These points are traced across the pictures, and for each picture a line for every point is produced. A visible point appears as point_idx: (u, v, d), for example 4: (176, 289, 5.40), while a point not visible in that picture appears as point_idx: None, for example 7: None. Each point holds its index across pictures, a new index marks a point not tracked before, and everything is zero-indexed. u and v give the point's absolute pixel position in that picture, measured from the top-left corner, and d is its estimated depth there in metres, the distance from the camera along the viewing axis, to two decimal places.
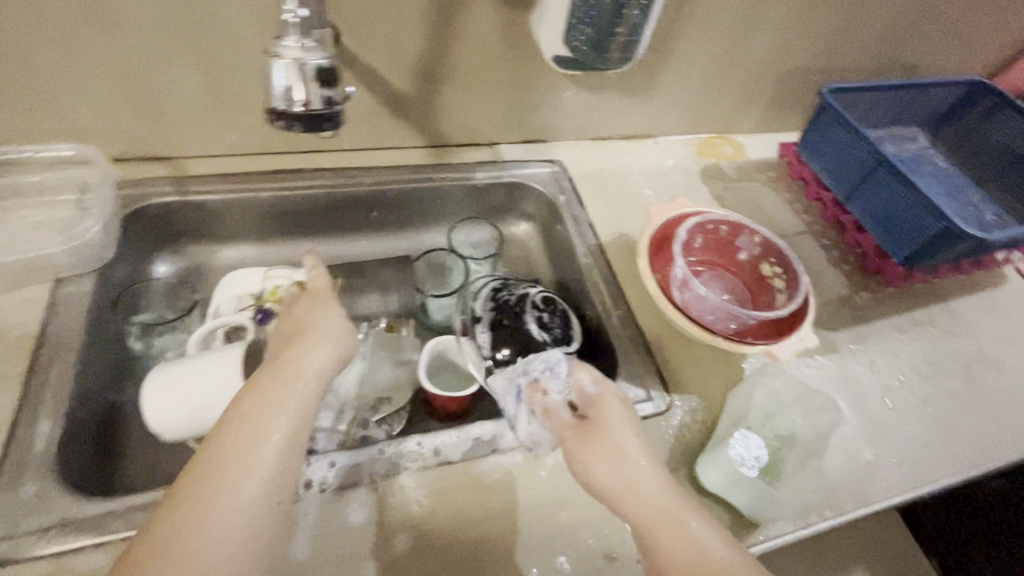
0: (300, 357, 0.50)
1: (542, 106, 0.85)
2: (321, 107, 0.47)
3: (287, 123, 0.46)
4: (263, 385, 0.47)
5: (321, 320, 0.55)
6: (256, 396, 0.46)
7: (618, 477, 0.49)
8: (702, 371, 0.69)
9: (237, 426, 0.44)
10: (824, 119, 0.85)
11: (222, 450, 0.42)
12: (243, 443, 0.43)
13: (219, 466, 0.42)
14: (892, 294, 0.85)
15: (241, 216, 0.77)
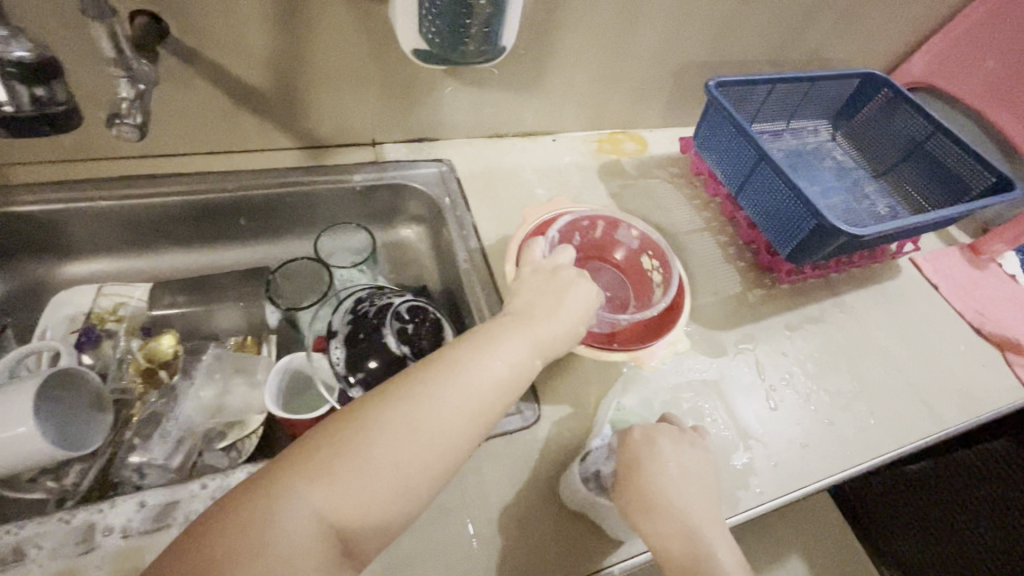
0: (484, 360, 0.45)
1: (423, 104, 0.81)
2: (29, 109, 0.45)
3: None
4: (457, 380, 0.43)
5: (562, 293, 0.52)
6: (446, 399, 0.42)
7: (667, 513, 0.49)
8: (577, 379, 0.66)
9: (400, 418, 0.41)
10: (713, 114, 0.84)
11: (382, 440, 0.40)
12: (401, 436, 0.40)
13: (363, 457, 0.39)
14: (785, 289, 0.84)
15: (82, 227, 0.70)
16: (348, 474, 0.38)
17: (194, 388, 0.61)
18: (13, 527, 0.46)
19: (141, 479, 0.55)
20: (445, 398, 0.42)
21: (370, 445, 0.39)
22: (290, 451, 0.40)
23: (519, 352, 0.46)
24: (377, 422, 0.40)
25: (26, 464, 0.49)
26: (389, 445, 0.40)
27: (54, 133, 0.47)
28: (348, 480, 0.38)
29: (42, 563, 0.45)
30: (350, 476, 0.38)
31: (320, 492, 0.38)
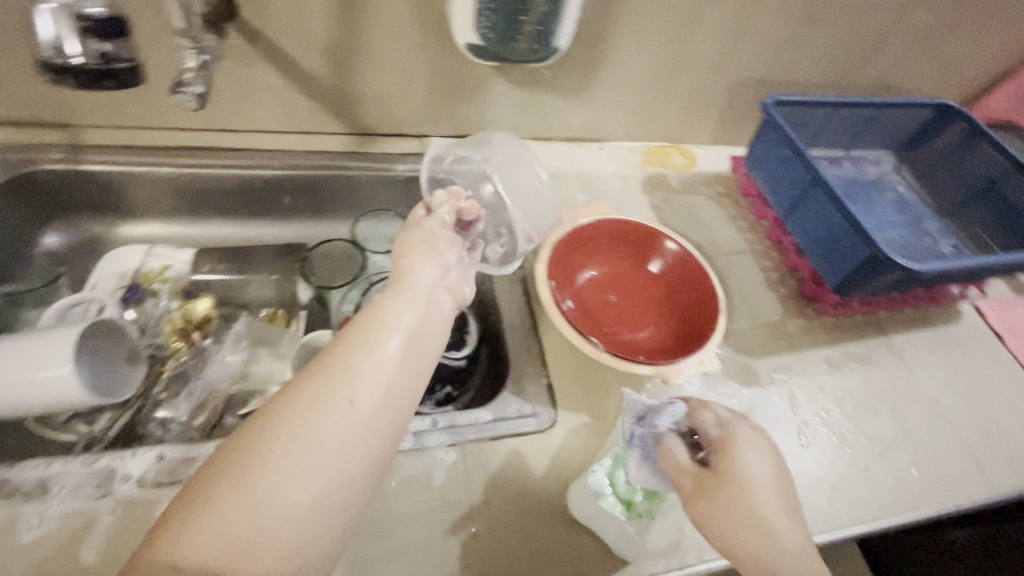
0: (358, 355, 0.39)
1: (470, 101, 0.81)
2: (90, 61, 0.47)
3: (57, 74, 0.47)
4: (328, 386, 0.38)
5: (425, 273, 0.48)
6: (322, 412, 0.36)
7: (753, 521, 0.42)
8: (597, 390, 0.64)
9: (267, 449, 0.34)
10: (766, 134, 0.81)
11: (246, 478, 0.33)
12: (271, 469, 0.34)
13: (226, 503, 0.33)
14: (828, 323, 0.79)
15: (139, 191, 0.74)
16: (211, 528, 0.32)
17: (223, 354, 0.63)
18: (41, 462, 0.48)
19: (163, 433, 0.57)
20: (322, 407, 0.36)
21: (233, 489, 0.33)
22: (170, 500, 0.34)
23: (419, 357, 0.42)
24: (238, 458, 0.34)
25: (61, 404, 0.51)
26: (266, 479, 0.34)
27: (116, 86, 0.49)
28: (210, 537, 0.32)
29: (61, 500, 0.46)
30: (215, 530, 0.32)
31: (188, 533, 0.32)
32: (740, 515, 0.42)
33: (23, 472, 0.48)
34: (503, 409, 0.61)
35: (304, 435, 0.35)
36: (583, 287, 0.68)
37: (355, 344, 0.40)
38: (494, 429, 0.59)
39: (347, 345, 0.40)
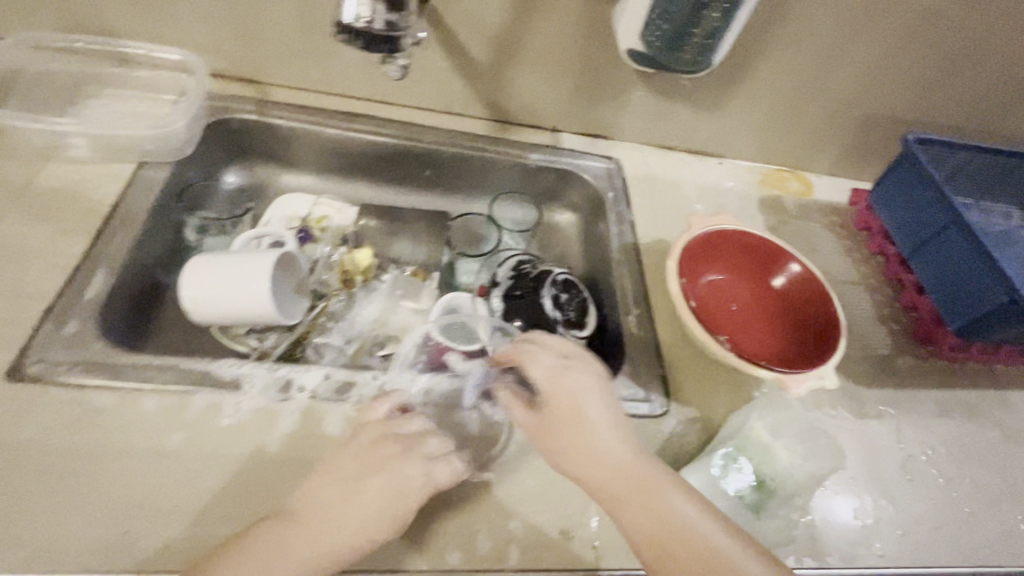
0: (359, 481, 0.47)
1: (608, 103, 0.86)
2: (382, 28, 0.52)
3: (351, 37, 0.52)
4: (332, 493, 0.47)
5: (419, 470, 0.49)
6: (323, 517, 0.45)
7: (616, 474, 0.51)
8: (707, 389, 0.66)
9: (270, 536, 0.44)
10: (902, 171, 0.81)
11: (249, 556, 0.43)
12: (275, 554, 0.43)
13: (239, 565, 0.42)
14: (941, 367, 0.78)
15: (306, 147, 0.82)
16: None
17: (370, 300, 0.70)
18: (233, 362, 0.56)
19: (319, 357, 0.65)
20: (327, 510, 0.46)
21: (243, 557, 0.43)
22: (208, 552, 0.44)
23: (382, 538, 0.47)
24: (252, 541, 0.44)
25: (253, 317, 0.60)
26: (273, 562, 0.43)
27: (391, 54, 0.54)
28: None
29: (252, 397, 0.54)
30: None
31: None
32: (675, 509, 0.49)
33: (220, 367, 0.55)
34: (618, 390, 0.64)
35: (302, 530, 0.45)
36: (705, 289, 0.71)
37: (364, 458, 0.49)
38: None
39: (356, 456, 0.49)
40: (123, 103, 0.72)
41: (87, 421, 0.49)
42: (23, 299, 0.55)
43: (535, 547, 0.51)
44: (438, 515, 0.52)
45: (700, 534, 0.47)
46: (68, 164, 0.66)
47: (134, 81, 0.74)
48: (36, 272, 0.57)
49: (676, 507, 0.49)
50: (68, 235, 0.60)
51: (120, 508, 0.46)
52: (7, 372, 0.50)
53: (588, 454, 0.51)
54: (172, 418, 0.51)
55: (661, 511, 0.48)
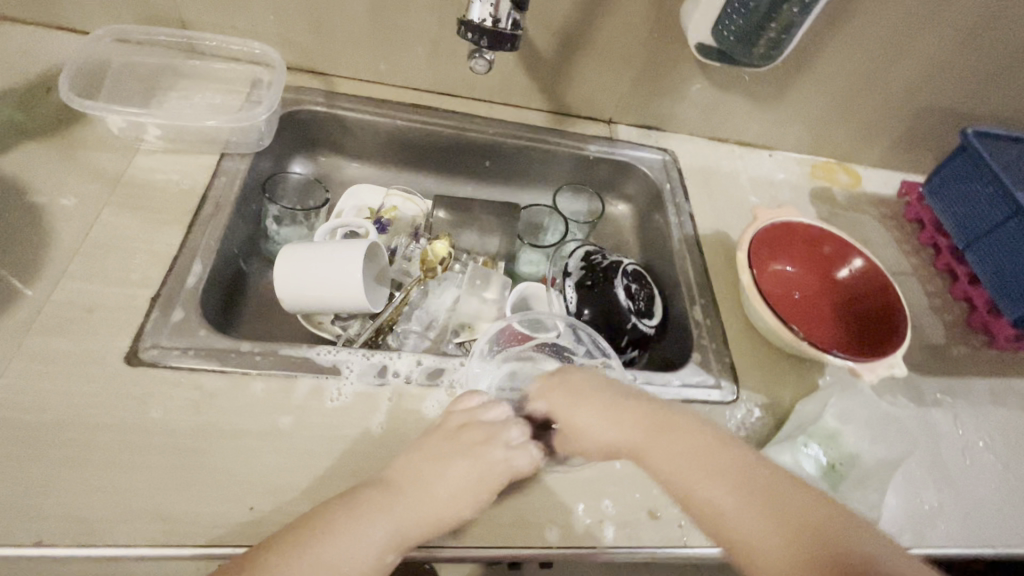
0: (448, 459, 0.48)
1: (666, 95, 0.87)
2: (506, 26, 0.57)
3: (477, 35, 0.57)
4: (424, 472, 0.48)
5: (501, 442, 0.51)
6: (418, 491, 0.46)
7: (698, 472, 0.43)
8: (774, 376, 0.68)
9: (367, 507, 0.45)
10: (959, 163, 0.82)
11: (348, 520, 0.44)
12: (369, 522, 0.44)
13: (339, 531, 0.43)
14: (994, 356, 0.80)
15: (371, 139, 0.84)
16: (316, 550, 0.42)
17: (444, 289, 0.72)
18: (329, 349, 0.58)
19: (401, 344, 0.67)
20: (422, 481, 0.47)
21: (342, 518, 0.44)
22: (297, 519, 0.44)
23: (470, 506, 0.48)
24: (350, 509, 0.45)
25: (342, 304, 0.62)
26: (368, 525, 0.44)
27: (511, 49, 0.59)
28: (315, 550, 0.42)
29: (351, 381, 0.56)
30: (312, 552, 0.42)
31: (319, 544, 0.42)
32: (762, 498, 0.41)
33: (318, 354, 0.57)
34: (690, 377, 0.66)
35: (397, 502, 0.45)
36: (770, 279, 0.74)
37: (452, 438, 0.50)
38: (684, 393, 0.64)
39: (447, 435, 0.50)
40: (202, 95, 0.74)
41: (204, 402, 0.52)
42: (131, 286, 0.57)
43: (625, 524, 0.54)
44: (532, 495, 0.54)
45: (794, 522, 0.39)
46: (155, 155, 0.68)
47: (210, 73, 0.76)
48: (141, 260, 0.59)
49: (767, 496, 0.41)
50: (164, 224, 0.62)
51: (242, 485, 0.48)
52: (125, 356, 0.53)
53: (655, 466, 0.45)
54: (280, 401, 0.54)
55: (749, 501, 0.41)
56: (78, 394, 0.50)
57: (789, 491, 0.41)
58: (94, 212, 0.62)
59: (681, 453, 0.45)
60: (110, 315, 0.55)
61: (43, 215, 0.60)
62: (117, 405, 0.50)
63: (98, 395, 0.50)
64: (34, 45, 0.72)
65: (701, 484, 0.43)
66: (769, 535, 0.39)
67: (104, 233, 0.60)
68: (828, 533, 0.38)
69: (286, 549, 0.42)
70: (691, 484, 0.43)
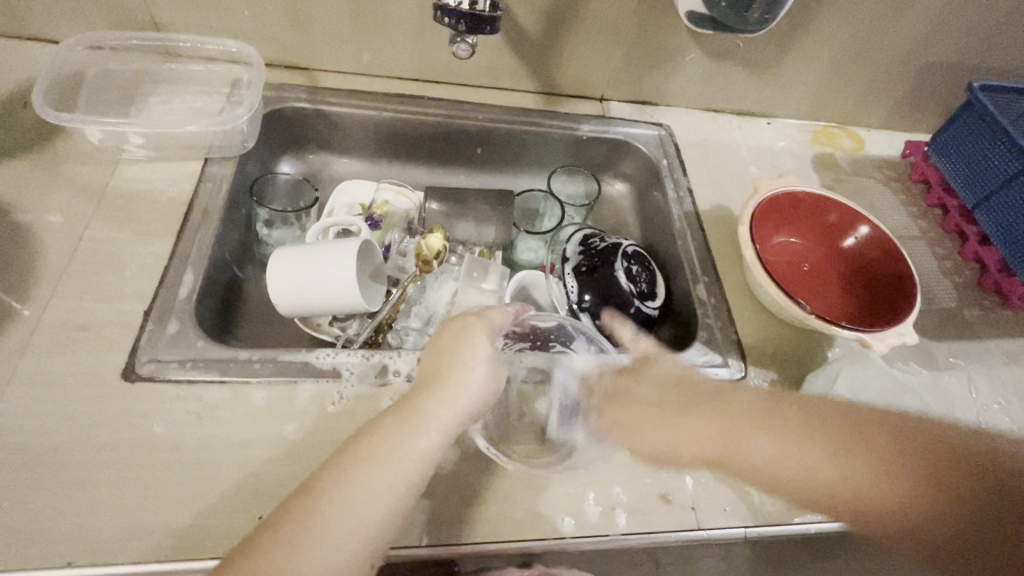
0: (461, 368, 0.49)
1: (659, 69, 0.85)
2: (485, 10, 0.56)
3: (454, 19, 0.56)
4: (437, 383, 0.48)
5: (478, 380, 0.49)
6: (437, 398, 0.47)
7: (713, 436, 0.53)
8: (783, 351, 0.67)
9: (397, 428, 0.44)
10: (966, 119, 0.80)
11: (384, 445, 0.43)
12: (407, 436, 0.44)
13: (383, 455, 0.42)
14: (1008, 316, 0.78)
15: (359, 133, 0.82)
16: (369, 477, 0.41)
17: (442, 283, 0.71)
18: (328, 351, 0.57)
19: (401, 342, 0.66)
20: (436, 389, 0.47)
21: (377, 445, 0.43)
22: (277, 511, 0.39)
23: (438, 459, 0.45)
24: (378, 434, 0.44)
25: (337, 304, 0.61)
26: (408, 439, 0.44)
27: (491, 33, 0.58)
28: (364, 483, 0.41)
29: (352, 383, 0.56)
30: (365, 481, 0.41)
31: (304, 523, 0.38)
32: (782, 432, 0.52)
33: (318, 358, 0.56)
34: (697, 357, 0.65)
35: (425, 414, 0.46)
36: (773, 252, 0.73)
37: (461, 349, 0.50)
38: None
39: (447, 348, 0.50)
40: (182, 99, 0.72)
41: (205, 413, 0.51)
42: (125, 300, 0.56)
43: (637, 511, 0.53)
44: (543, 488, 0.53)
45: (819, 441, 0.51)
46: (138, 164, 0.67)
47: (189, 75, 0.74)
48: (132, 272, 0.58)
49: (789, 456, 0.51)
50: (153, 234, 0.61)
51: (250, 495, 0.48)
52: (122, 372, 0.52)
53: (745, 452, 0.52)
54: (283, 408, 0.53)
55: (871, 471, 0.48)
56: (80, 414, 0.49)
57: (874, 440, 0.50)
58: (82, 227, 0.61)
59: (702, 432, 0.53)
60: (105, 331, 0.54)
61: (27, 233, 0.59)
62: (119, 422, 0.50)
63: (99, 414, 0.50)
64: (8, 57, 0.70)
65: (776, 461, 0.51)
66: (901, 505, 0.47)
67: (94, 248, 0.59)
68: (963, 459, 0.47)
69: (334, 494, 0.40)
70: (772, 463, 0.51)
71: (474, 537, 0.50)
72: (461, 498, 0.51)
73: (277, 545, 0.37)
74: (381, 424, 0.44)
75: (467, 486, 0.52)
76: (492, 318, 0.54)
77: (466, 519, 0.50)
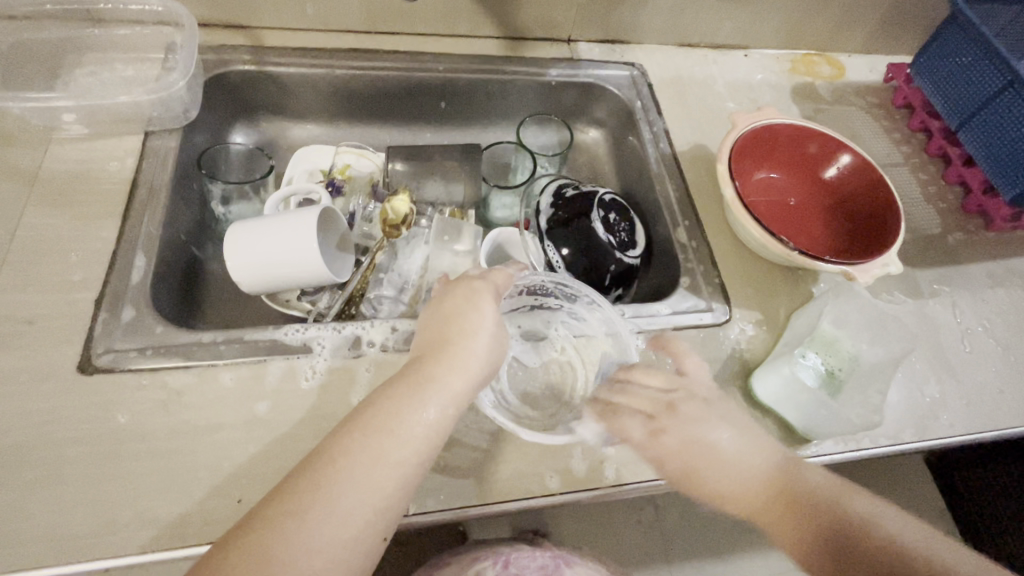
0: (469, 333, 0.47)
1: (627, 2, 0.79)
2: None
3: None
4: (444, 347, 0.46)
5: (480, 345, 0.47)
6: (452, 369, 0.45)
7: (671, 439, 0.48)
8: (767, 290, 0.66)
9: (405, 399, 0.43)
10: (948, 35, 0.76)
11: (392, 420, 0.42)
12: (417, 409, 0.43)
13: (384, 434, 0.41)
14: (992, 238, 0.77)
15: (312, 94, 0.76)
16: (378, 450, 0.40)
17: (413, 247, 0.68)
18: (298, 327, 0.55)
19: (376, 312, 0.64)
20: (449, 358, 0.45)
21: (385, 418, 0.42)
22: (276, 490, 0.39)
23: (450, 421, 0.44)
24: (387, 407, 0.42)
25: (303, 277, 0.59)
26: (417, 410, 0.43)
27: None
28: (368, 455, 0.40)
29: (325, 357, 0.53)
30: (375, 453, 0.40)
31: (315, 499, 0.38)
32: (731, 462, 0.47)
33: (286, 335, 0.54)
34: (680, 304, 0.63)
35: (435, 387, 0.44)
36: (755, 189, 0.70)
37: (468, 313, 0.48)
38: (675, 321, 0.61)
39: (460, 309, 0.48)
40: (112, 69, 0.67)
41: (171, 400, 0.49)
42: (72, 290, 0.53)
43: (628, 462, 0.52)
44: (529, 447, 0.52)
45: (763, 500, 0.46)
46: (71, 143, 0.62)
47: (117, 42, 0.68)
48: (76, 259, 0.55)
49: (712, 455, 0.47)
50: (96, 218, 0.57)
51: (225, 479, 0.46)
52: (77, 365, 0.49)
53: (673, 443, 0.48)
54: (253, 388, 0.51)
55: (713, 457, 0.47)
56: (34, 411, 0.47)
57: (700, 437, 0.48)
58: (17, 216, 0.56)
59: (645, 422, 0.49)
60: (54, 324, 0.51)
61: None
62: (81, 416, 0.47)
63: (58, 408, 0.47)
64: None
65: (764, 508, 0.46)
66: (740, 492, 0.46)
67: (32, 237, 0.56)
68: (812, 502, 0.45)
69: (346, 469, 0.39)
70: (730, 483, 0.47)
71: (461, 503, 0.49)
72: (448, 463, 0.50)
73: (283, 524, 0.37)
74: (390, 396, 0.43)
75: (453, 451, 0.51)
76: (492, 278, 0.51)
77: (453, 485, 0.49)
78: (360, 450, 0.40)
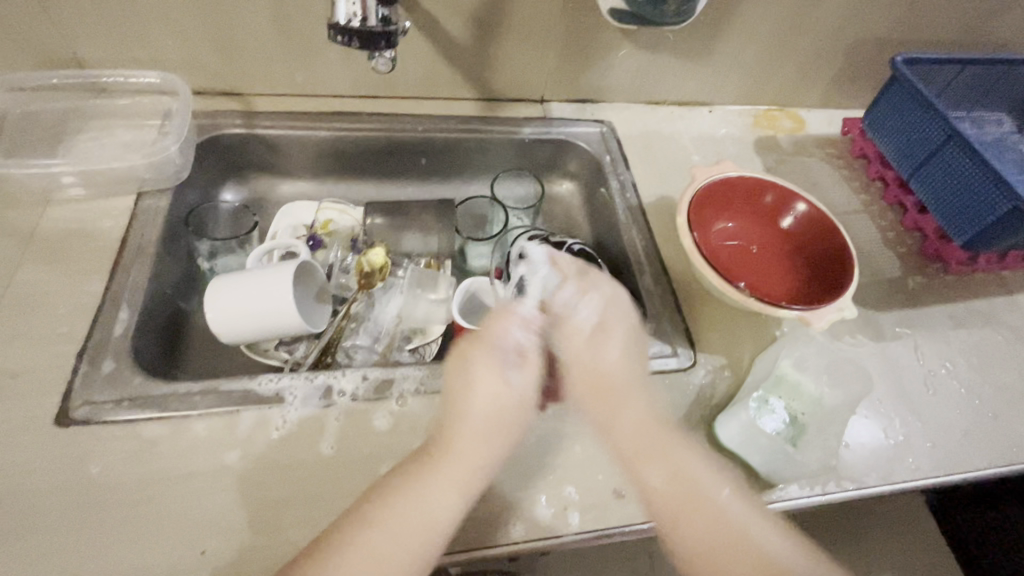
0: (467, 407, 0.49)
1: (594, 66, 0.86)
2: (377, 25, 0.58)
3: (347, 36, 0.58)
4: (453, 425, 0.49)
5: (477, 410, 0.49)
6: (458, 452, 0.47)
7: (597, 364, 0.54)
8: (731, 334, 0.68)
9: (412, 490, 0.45)
10: (892, 93, 0.81)
11: (393, 512, 0.44)
12: (423, 499, 0.45)
13: (392, 524, 0.44)
14: (951, 281, 0.79)
15: (298, 153, 0.81)
16: (378, 544, 0.43)
17: (390, 297, 0.71)
18: (271, 377, 0.56)
19: (350, 360, 0.66)
20: (456, 440, 0.48)
21: (383, 515, 0.44)
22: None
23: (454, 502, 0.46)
24: (391, 497, 0.45)
25: (278, 327, 0.61)
26: (429, 496, 0.45)
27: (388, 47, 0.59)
28: (389, 531, 0.43)
29: (296, 407, 0.55)
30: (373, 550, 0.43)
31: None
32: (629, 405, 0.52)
33: (260, 384, 0.56)
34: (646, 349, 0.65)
35: (444, 474, 0.46)
36: (715, 238, 0.74)
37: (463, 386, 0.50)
38: None
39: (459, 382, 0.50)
40: (112, 135, 0.72)
41: (143, 451, 0.51)
42: (57, 343, 0.56)
43: (591, 507, 0.53)
44: (494, 491, 0.53)
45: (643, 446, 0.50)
46: (70, 205, 0.66)
47: (118, 110, 0.74)
48: (64, 313, 0.58)
49: (618, 385, 0.53)
50: (86, 274, 0.61)
51: (192, 530, 0.47)
52: (55, 417, 0.51)
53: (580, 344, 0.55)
54: (224, 437, 0.52)
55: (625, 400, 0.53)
56: (10, 463, 0.49)
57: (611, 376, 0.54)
58: (12, 272, 0.60)
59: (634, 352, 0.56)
60: (37, 376, 0.53)
61: None
62: (55, 468, 0.49)
63: (32, 460, 0.49)
64: None
65: (649, 468, 0.49)
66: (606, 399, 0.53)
67: (23, 292, 0.59)
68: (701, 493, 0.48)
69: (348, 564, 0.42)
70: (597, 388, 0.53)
71: None
72: None
73: None
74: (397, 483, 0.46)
75: None
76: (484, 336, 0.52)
77: None
78: (365, 542, 0.43)
